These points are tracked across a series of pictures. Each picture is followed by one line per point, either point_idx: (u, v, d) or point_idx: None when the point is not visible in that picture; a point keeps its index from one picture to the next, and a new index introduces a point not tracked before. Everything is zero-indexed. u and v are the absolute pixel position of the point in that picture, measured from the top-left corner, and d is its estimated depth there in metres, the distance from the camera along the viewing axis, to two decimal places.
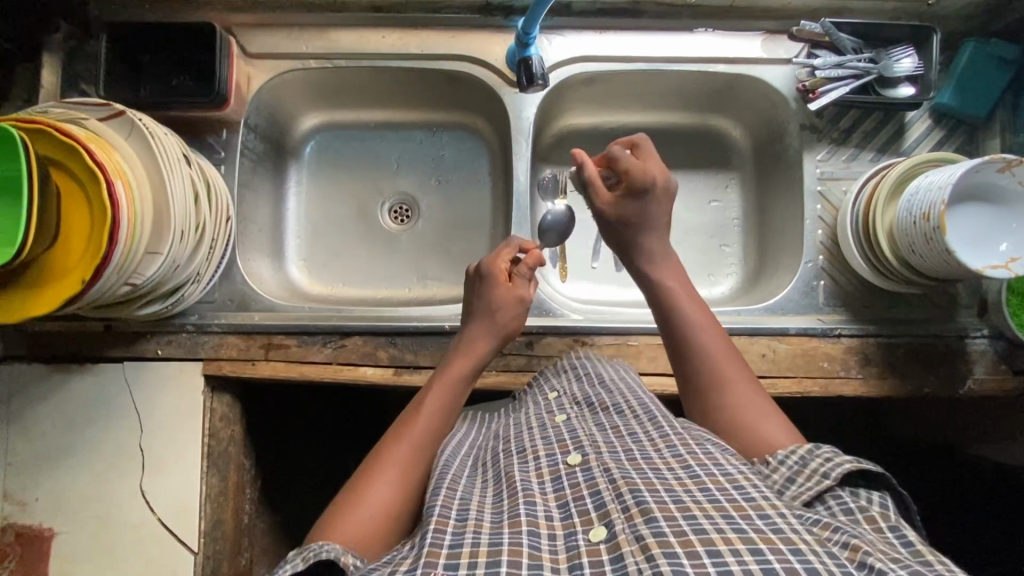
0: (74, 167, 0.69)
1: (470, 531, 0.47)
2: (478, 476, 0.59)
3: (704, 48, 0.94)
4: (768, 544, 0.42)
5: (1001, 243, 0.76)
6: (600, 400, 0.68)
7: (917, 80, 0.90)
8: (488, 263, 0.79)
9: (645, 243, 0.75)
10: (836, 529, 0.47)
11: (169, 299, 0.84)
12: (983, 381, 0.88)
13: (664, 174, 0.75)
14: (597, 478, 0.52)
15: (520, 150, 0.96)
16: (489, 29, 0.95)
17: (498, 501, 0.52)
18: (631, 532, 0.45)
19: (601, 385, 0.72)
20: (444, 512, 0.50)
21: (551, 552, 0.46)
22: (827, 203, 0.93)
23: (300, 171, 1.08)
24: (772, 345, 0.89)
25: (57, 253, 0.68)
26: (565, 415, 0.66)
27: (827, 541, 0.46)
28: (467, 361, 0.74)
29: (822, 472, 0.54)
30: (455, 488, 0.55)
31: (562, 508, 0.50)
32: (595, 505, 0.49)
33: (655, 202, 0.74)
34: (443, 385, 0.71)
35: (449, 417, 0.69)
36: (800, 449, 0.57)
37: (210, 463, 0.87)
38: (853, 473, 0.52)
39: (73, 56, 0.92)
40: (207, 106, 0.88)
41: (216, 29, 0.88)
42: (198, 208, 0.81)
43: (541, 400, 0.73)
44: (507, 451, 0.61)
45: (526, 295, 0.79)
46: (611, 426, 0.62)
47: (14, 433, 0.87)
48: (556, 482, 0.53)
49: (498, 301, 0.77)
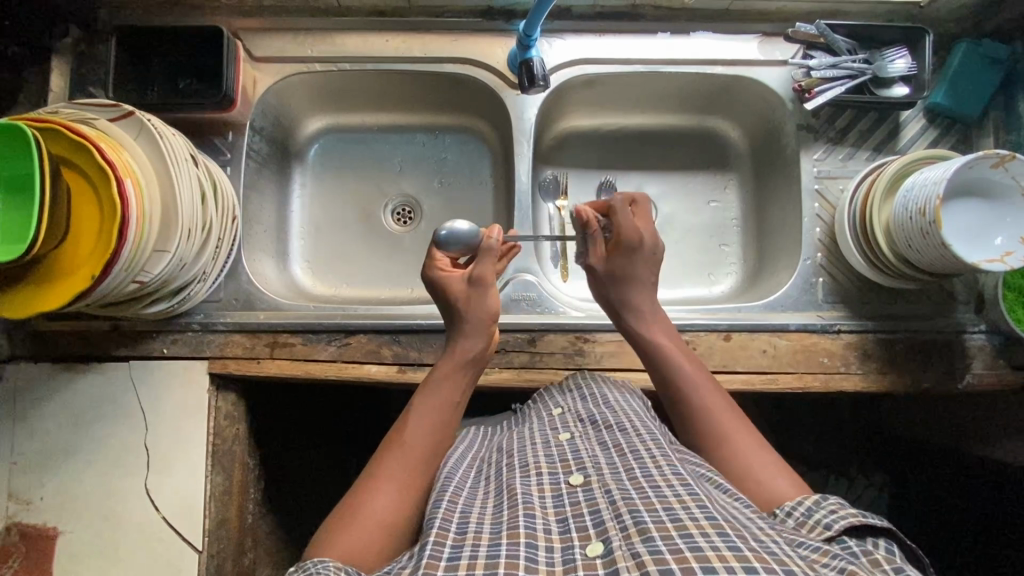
0: (84, 166, 0.70)
1: (469, 544, 0.48)
2: (480, 488, 0.59)
3: (703, 51, 0.96)
4: (763, 563, 0.42)
5: (996, 237, 0.77)
6: (603, 418, 0.69)
7: (911, 80, 0.92)
8: (428, 270, 0.78)
9: (632, 296, 0.78)
10: (833, 555, 0.47)
11: (175, 298, 0.85)
12: (981, 375, 0.89)
13: (653, 233, 0.80)
14: (598, 498, 0.53)
15: (521, 150, 0.97)
16: (491, 33, 0.97)
17: (498, 513, 0.53)
18: (628, 549, 0.45)
19: (606, 403, 0.72)
20: (444, 524, 0.51)
21: (548, 564, 0.46)
22: (825, 201, 0.95)
23: (304, 174, 1.09)
24: (772, 341, 0.90)
25: (66, 251, 0.69)
26: (569, 435, 0.66)
27: (823, 566, 0.46)
28: (451, 362, 0.73)
29: (825, 522, 0.53)
30: (456, 500, 0.56)
31: (561, 522, 0.51)
32: (593, 523, 0.50)
33: (640, 257, 0.79)
34: (430, 389, 0.71)
35: (445, 427, 0.68)
36: (807, 500, 0.56)
37: (215, 461, 0.88)
38: (855, 523, 0.51)
39: (82, 60, 0.94)
40: (214, 109, 0.90)
41: (225, 33, 0.89)
42: (205, 207, 0.82)
43: (545, 416, 0.74)
44: (511, 465, 0.62)
45: (483, 274, 0.76)
46: (613, 444, 0.63)
47: (20, 432, 0.87)
48: (556, 499, 0.55)
49: (461, 296, 0.76)
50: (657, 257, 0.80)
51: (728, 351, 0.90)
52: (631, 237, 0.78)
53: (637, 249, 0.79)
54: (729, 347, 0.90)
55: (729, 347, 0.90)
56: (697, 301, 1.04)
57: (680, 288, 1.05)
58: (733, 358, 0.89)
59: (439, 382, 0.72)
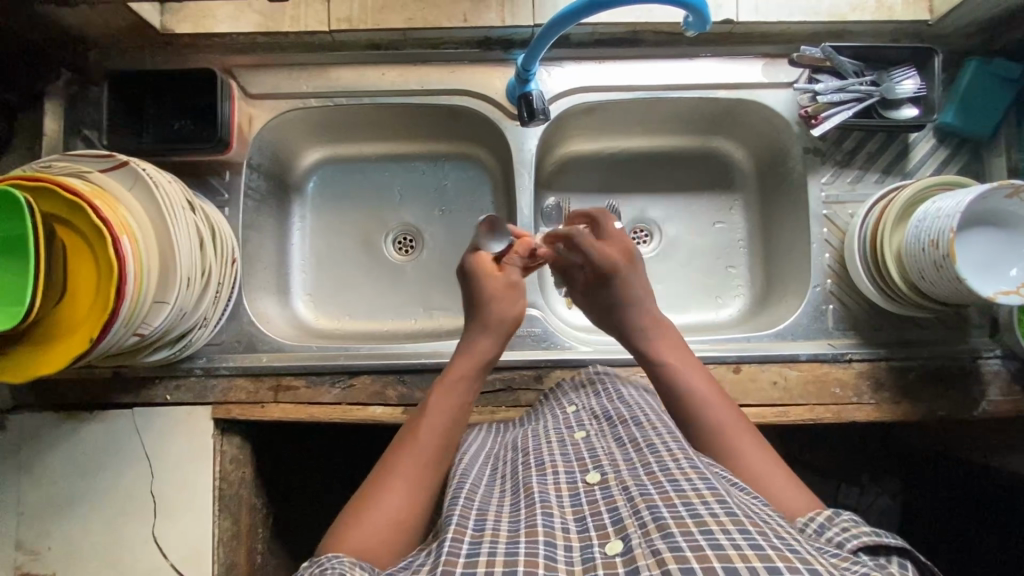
0: (79, 222, 0.69)
1: (487, 541, 0.47)
2: (496, 485, 0.59)
3: (704, 75, 0.94)
4: (785, 562, 0.40)
5: (1010, 268, 0.76)
6: (619, 413, 0.67)
7: (920, 101, 0.90)
8: (471, 262, 0.78)
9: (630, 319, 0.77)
10: (854, 562, 0.46)
11: (177, 344, 0.84)
12: (997, 402, 0.88)
13: (625, 254, 0.79)
14: (615, 496, 0.52)
15: (522, 181, 0.96)
16: (489, 63, 0.95)
17: (515, 510, 0.52)
18: (648, 546, 0.44)
19: (621, 398, 0.70)
20: (463, 521, 0.50)
21: (566, 563, 0.45)
22: (833, 226, 0.93)
23: (304, 206, 1.08)
24: (783, 372, 0.89)
25: (65, 310, 0.68)
26: (584, 433, 0.65)
27: (846, 569, 0.45)
28: (470, 362, 0.72)
29: (836, 540, 0.51)
30: (472, 497, 0.55)
31: (579, 521, 0.50)
32: (612, 520, 0.49)
33: (622, 279, 0.78)
34: (445, 387, 0.69)
35: (458, 425, 0.67)
36: (820, 514, 0.55)
37: (221, 506, 0.87)
38: (868, 542, 0.50)
39: (74, 103, 0.92)
40: (209, 151, 0.88)
41: (218, 73, 0.87)
42: (204, 254, 0.82)
43: (560, 413, 0.73)
44: (527, 462, 0.61)
45: (518, 279, 0.78)
46: (630, 439, 0.61)
47: (25, 483, 0.87)
48: (574, 498, 0.53)
49: (496, 294, 0.76)
50: (640, 276, 0.79)
51: (738, 384, 0.88)
52: (605, 268, 0.78)
53: (611, 276, 0.78)
54: (739, 379, 0.88)
55: (740, 380, 0.88)
56: (705, 327, 1.02)
57: (687, 314, 1.03)
58: (744, 391, 0.88)
59: (458, 381, 0.70)
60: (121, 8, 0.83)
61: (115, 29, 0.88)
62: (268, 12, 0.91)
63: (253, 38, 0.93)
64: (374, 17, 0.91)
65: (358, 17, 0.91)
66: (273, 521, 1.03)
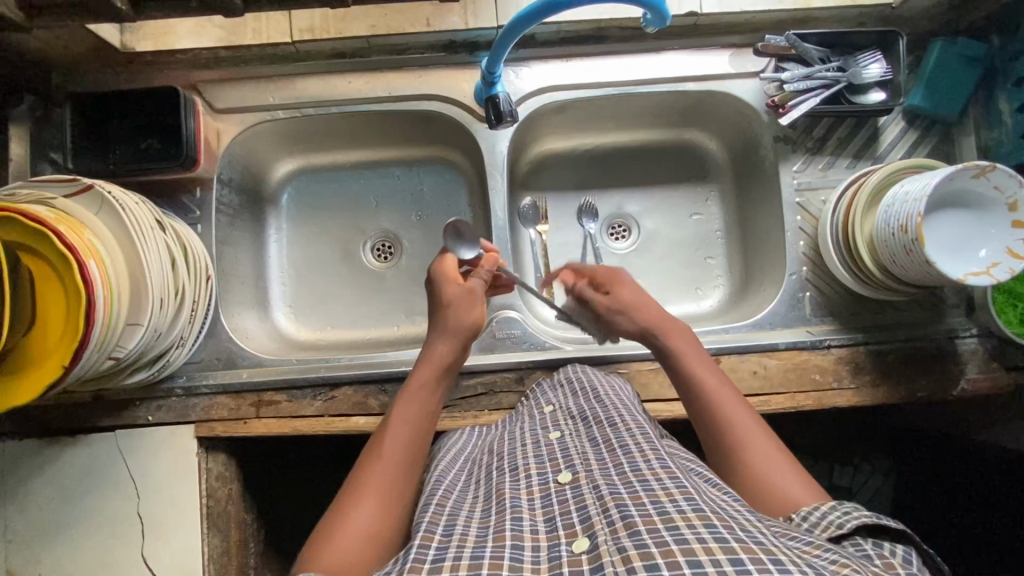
0: (44, 251, 0.68)
1: (454, 546, 0.47)
2: (470, 490, 0.59)
3: (672, 68, 0.94)
4: (749, 553, 0.41)
5: (980, 248, 0.76)
6: (595, 413, 0.67)
7: (887, 85, 0.90)
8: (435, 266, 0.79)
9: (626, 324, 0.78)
10: (826, 549, 0.46)
11: (155, 366, 0.84)
12: (976, 380, 0.88)
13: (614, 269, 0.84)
14: (585, 495, 0.52)
15: (495, 184, 0.95)
16: (456, 66, 0.94)
17: (486, 516, 0.52)
18: (614, 544, 0.44)
19: (598, 398, 0.71)
20: (431, 527, 0.51)
21: (533, 562, 0.45)
22: (807, 213, 0.93)
23: (280, 218, 1.07)
24: (762, 362, 0.89)
25: (34, 339, 0.68)
26: (560, 433, 0.65)
27: (815, 557, 0.45)
28: (433, 367, 0.72)
29: (837, 522, 0.51)
30: (444, 503, 0.56)
31: (548, 521, 0.50)
32: (579, 518, 0.49)
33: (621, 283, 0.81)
34: (411, 394, 0.69)
35: (424, 433, 0.67)
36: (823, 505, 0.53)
37: (210, 523, 0.87)
38: (867, 522, 0.50)
39: (38, 126, 0.91)
40: (176, 168, 0.88)
41: (181, 91, 0.87)
42: (176, 274, 0.82)
43: (538, 414, 0.74)
44: (501, 467, 0.61)
45: (477, 287, 0.78)
46: (603, 440, 0.61)
47: (11, 510, 0.86)
48: (545, 499, 0.54)
49: (455, 300, 0.76)
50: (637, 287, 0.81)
51: None
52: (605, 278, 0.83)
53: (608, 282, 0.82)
54: (719, 371, 0.89)
55: (719, 371, 0.89)
56: (687, 319, 1.02)
57: (669, 307, 1.04)
58: None
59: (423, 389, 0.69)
60: (78, 30, 0.82)
61: (75, 50, 0.87)
62: (229, 27, 0.90)
63: (216, 53, 0.92)
64: (337, 25, 0.90)
65: (321, 27, 0.90)
66: (265, 534, 1.04)
